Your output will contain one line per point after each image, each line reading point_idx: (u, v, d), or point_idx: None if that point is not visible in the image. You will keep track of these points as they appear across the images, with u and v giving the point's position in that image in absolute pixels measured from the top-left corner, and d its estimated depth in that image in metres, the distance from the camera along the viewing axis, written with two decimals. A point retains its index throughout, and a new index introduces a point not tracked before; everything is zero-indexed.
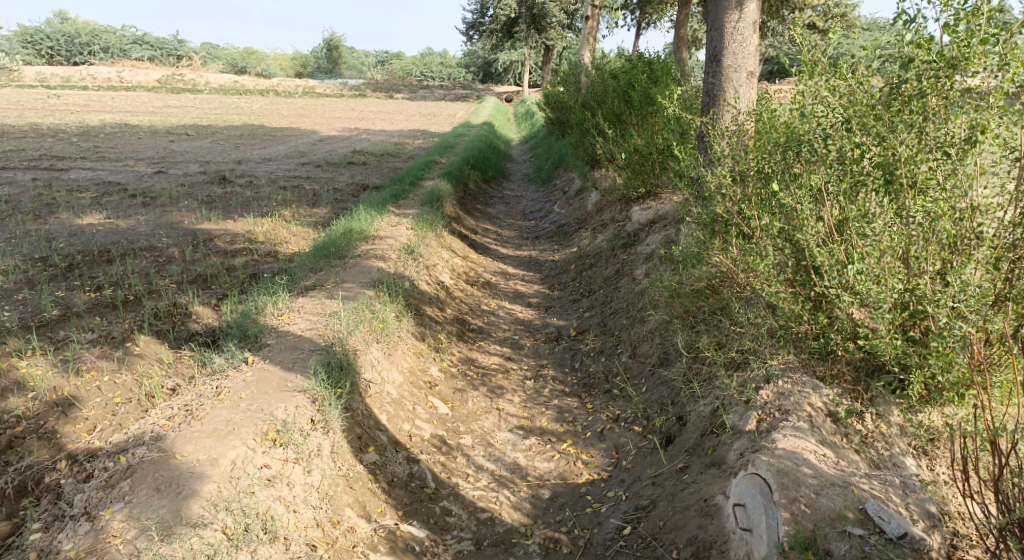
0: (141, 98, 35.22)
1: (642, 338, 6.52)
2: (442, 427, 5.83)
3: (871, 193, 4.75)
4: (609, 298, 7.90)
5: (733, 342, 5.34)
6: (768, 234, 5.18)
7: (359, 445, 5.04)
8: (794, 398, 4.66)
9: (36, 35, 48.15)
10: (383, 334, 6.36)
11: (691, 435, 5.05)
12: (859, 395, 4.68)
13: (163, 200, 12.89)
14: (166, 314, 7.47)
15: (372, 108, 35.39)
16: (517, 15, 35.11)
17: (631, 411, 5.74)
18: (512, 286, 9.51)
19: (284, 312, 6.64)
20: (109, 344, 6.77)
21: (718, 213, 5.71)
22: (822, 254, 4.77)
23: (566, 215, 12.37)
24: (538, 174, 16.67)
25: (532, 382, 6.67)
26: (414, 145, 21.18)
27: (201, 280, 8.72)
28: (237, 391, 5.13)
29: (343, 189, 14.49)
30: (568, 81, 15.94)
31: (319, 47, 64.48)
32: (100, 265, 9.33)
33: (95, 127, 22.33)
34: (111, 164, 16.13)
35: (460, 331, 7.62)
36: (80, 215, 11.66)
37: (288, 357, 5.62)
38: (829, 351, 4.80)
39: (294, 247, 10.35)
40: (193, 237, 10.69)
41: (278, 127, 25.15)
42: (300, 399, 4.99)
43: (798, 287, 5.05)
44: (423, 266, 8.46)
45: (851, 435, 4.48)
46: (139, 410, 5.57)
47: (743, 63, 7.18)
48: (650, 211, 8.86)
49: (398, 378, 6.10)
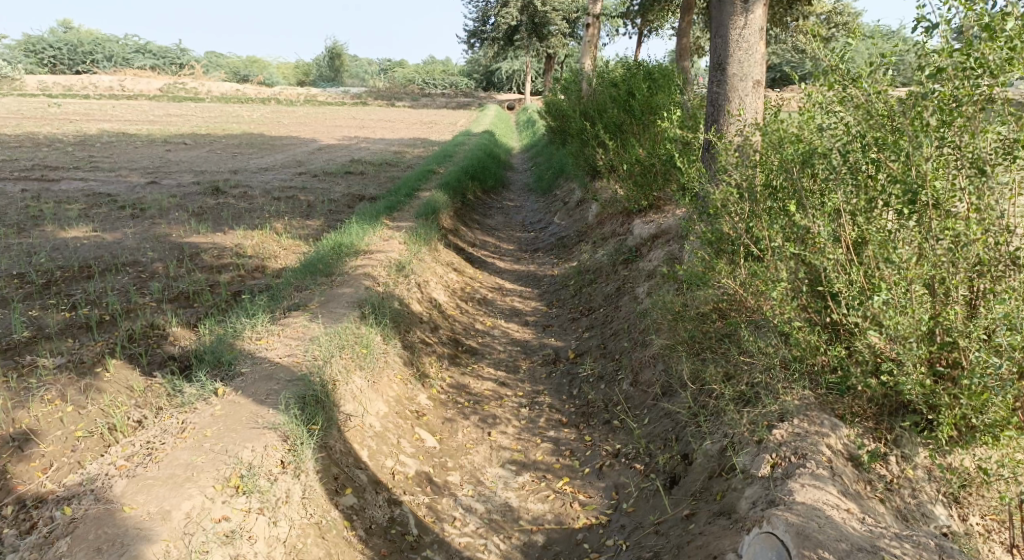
0: (142, 106, 34.97)
1: (644, 364, 6.10)
2: (428, 463, 5.41)
3: (891, 212, 4.36)
4: (610, 318, 7.49)
5: (743, 374, 4.90)
6: (778, 256, 4.77)
7: (334, 487, 4.62)
8: (811, 440, 4.22)
9: (39, 44, 48.04)
10: (367, 360, 5.95)
11: (697, 477, 4.62)
12: (882, 435, 4.25)
13: (152, 212, 12.51)
14: (142, 337, 7.07)
15: (374, 117, 35.11)
16: (518, 22, 34.81)
17: (632, 446, 5.32)
18: (508, 303, 9.11)
19: (263, 336, 6.24)
20: (78, 370, 6.36)
21: (725, 233, 5.32)
22: (841, 280, 4.34)
23: (566, 227, 11.95)
24: (538, 184, 16.28)
25: (527, 411, 6.24)
26: (413, 153, 20.82)
27: (183, 298, 8.32)
28: (202, 428, 4.75)
29: (338, 200, 14.11)
30: (569, 89, 15.56)
31: (322, 55, 64.55)
32: (80, 282, 8.93)
33: (93, 136, 22.00)
34: (103, 174, 15.80)
35: (453, 354, 7.21)
36: (65, 228, 11.28)
37: (262, 389, 5.21)
38: (849, 386, 4.35)
39: (283, 262, 9.96)
40: (180, 251, 10.30)
41: (277, 136, 24.82)
42: (269, 438, 4.61)
43: (813, 314, 4.63)
44: (414, 284, 8.06)
45: (875, 482, 4.07)
46: (101, 446, 5.17)
47: (749, 72, 6.78)
48: (653, 225, 8.45)
49: (382, 408, 5.68)
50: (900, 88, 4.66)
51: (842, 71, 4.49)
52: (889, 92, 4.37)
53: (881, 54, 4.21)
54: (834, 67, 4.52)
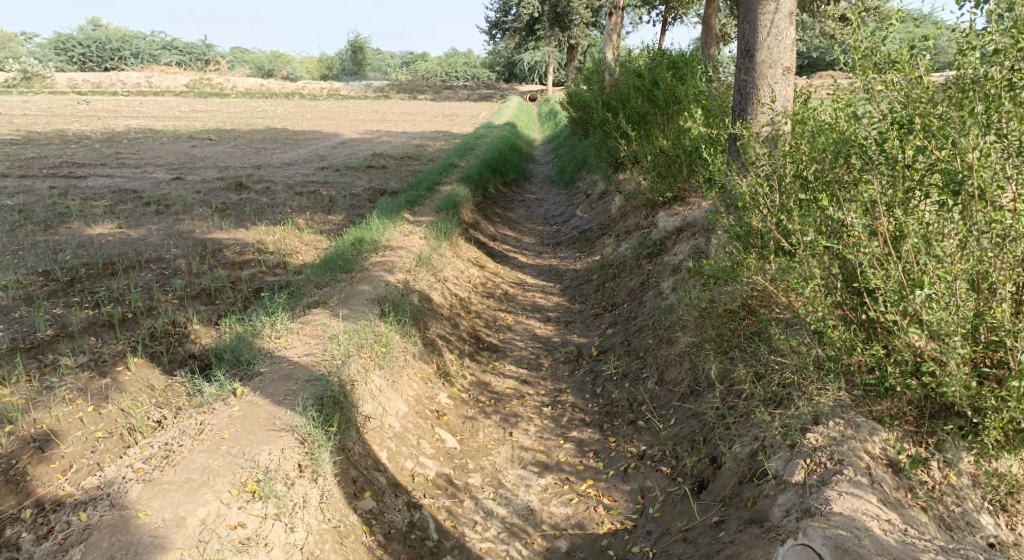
0: (168, 102, 35.31)
1: (670, 362, 5.95)
2: (449, 464, 5.31)
3: (932, 203, 4.19)
4: (634, 314, 7.34)
5: (774, 374, 4.73)
6: (811, 251, 4.60)
7: (353, 490, 4.55)
8: (848, 445, 4.05)
9: (68, 42, 48.67)
10: (386, 359, 5.87)
11: (727, 482, 4.47)
12: (922, 439, 4.07)
13: (177, 208, 12.54)
14: (163, 334, 7.04)
15: (395, 110, 35.08)
16: (540, 13, 34.53)
17: (658, 448, 5.17)
18: (530, 298, 8.98)
19: (282, 334, 6.19)
20: (99, 369, 6.33)
21: (753, 226, 5.18)
22: (879, 276, 4.17)
23: (589, 220, 11.78)
24: (560, 176, 16.10)
25: (549, 410, 6.12)
26: (434, 146, 20.72)
27: (205, 294, 8.29)
28: (219, 429, 4.70)
29: (360, 194, 14.05)
30: (592, 80, 15.36)
31: (344, 49, 64.82)
32: (104, 279, 8.94)
33: (120, 132, 22.20)
34: (129, 170, 15.89)
35: (474, 351, 7.10)
36: (91, 224, 11.34)
37: (281, 389, 5.15)
38: (887, 387, 4.17)
39: (305, 257, 9.91)
40: (202, 247, 10.29)
41: (300, 130, 24.86)
42: (287, 440, 4.56)
43: (848, 311, 4.48)
44: (435, 280, 7.96)
45: (916, 489, 3.89)
46: (120, 447, 5.12)
47: (779, 58, 6.58)
48: (678, 217, 8.27)
49: (401, 408, 5.59)
50: (940, 75, 4.52)
51: (877, 56, 4.35)
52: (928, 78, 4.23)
53: (922, 38, 4.06)
54: (870, 53, 4.38)
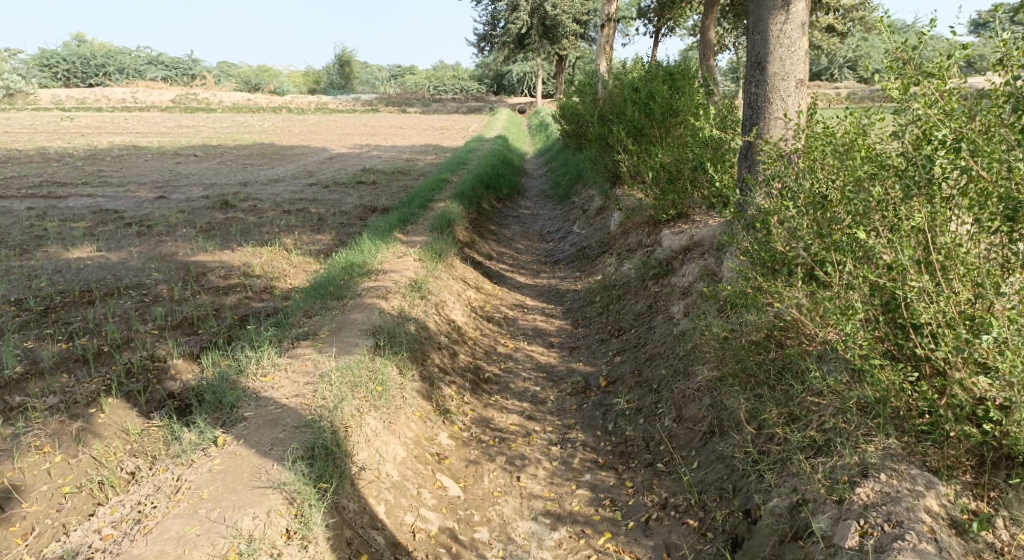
0: (153, 117, 34.65)
1: (688, 398, 5.53)
2: (452, 517, 4.87)
3: (984, 231, 3.96)
4: (643, 340, 6.91)
5: (812, 418, 4.40)
6: (851, 282, 4.29)
7: (348, 555, 4.14)
8: (905, 504, 3.75)
9: (52, 58, 48.03)
10: (382, 399, 5.42)
11: (766, 541, 4.18)
12: (983, 492, 3.81)
13: (160, 229, 12.02)
14: (141, 370, 6.54)
15: (384, 124, 34.65)
16: (529, 26, 34.33)
17: (683, 497, 4.79)
18: (530, 321, 8.54)
19: (269, 371, 5.72)
20: (70, 410, 5.81)
21: (778, 251, 4.83)
22: (931, 313, 3.90)
23: (587, 236, 11.33)
24: (555, 191, 15.66)
25: (558, 450, 5.68)
26: (424, 161, 20.24)
27: (187, 323, 7.79)
28: (198, 487, 4.34)
29: (350, 212, 13.60)
30: (584, 92, 14.95)
31: (332, 63, 64.62)
32: (80, 307, 8.42)
33: (103, 150, 21.61)
34: (111, 190, 15.34)
35: (475, 382, 6.65)
36: (69, 248, 10.81)
37: (267, 438, 4.73)
38: (940, 434, 3.92)
39: (294, 281, 9.45)
40: (186, 271, 9.80)
41: (287, 145, 24.36)
42: (272, 500, 4.18)
43: (891, 347, 4.19)
44: (432, 306, 7.51)
45: (985, 555, 3.58)
46: (89, 504, 4.67)
47: (792, 70, 6.20)
48: (683, 235, 7.82)
49: (399, 453, 5.14)
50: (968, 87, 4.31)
51: (910, 65, 4.11)
52: (962, 91, 4.04)
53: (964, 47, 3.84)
54: (904, 62, 4.14)
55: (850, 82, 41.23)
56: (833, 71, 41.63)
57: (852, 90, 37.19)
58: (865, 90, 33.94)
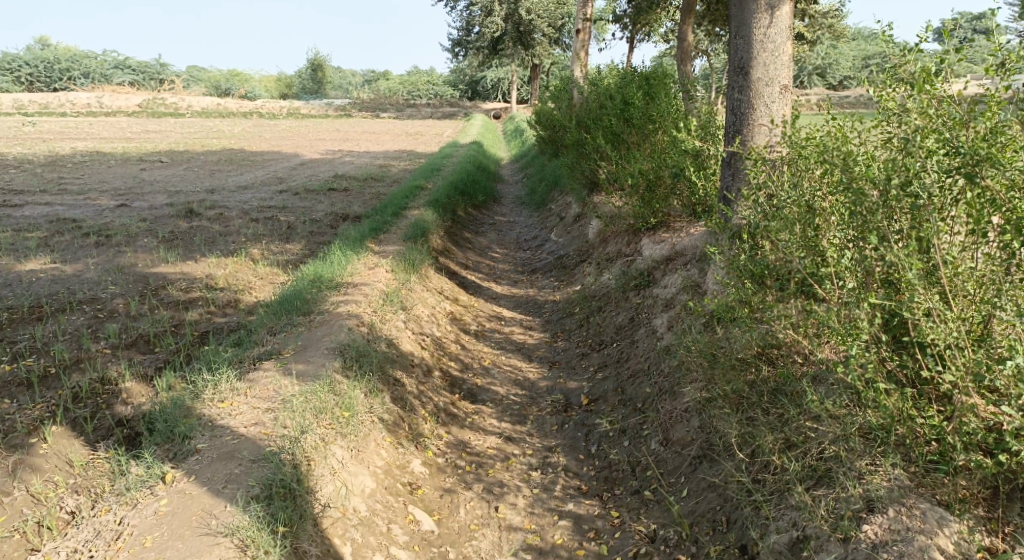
0: (119, 123, 33.75)
1: (676, 419, 5.21)
2: (425, 555, 4.51)
3: (992, 244, 3.68)
4: (626, 355, 6.59)
5: (810, 445, 4.11)
6: (850, 300, 3.97)
7: None
8: (917, 544, 3.47)
9: (14, 62, 46.67)
10: (349, 426, 5.04)
11: None
12: (997, 527, 3.54)
13: (119, 238, 11.48)
14: (90, 394, 6.07)
15: (356, 129, 34.10)
16: (503, 31, 34.07)
17: (674, 530, 4.48)
18: (507, 334, 8.19)
19: (227, 397, 5.30)
20: (8, 440, 5.35)
21: (770, 265, 4.50)
22: (940, 334, 3.59)
23: (564, 244, 11.01)
24: (530, 198, 15.33)
25: (539, 476, 5.33)
26: (398, 167, 19.81)
27: (143, 341, 7.32)
28: (141, 533, 4.02)
29: (320, 220, 13.15)
30: (560, 98, 14.67)
31: (304, 68, 63.97)
32: (28, 325, 7.90)
33: (66, 156, 20.88)
34: (70, 197, 14.72)
35: (449, 403, 6.28)
36: (22, 260, 10.24)
37: (221, 474, 4.39)
38: (950, 462, 3.64)
39: (259, 295, 9.01)
40: (145, 283, 9.30)
41: (258, 151, 23.81)
42: (222, 549, 3.85)
43: (894, 368, 3.88)
44: (404, 321, 7.12)
45: None
46: (21, 550, 4.24)
47: (776, 75, 5.93)
48: (665, 245, 7.51)
49: (368, 484, 4.76)
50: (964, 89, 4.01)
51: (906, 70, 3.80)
52: (961, 95, 3.74)
53: (955, 48, 3.60)
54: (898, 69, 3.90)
55: (820, 88, 41.59)
56: (804, 78, 41.98)
57: (822, 97, 37.48)
58: (837, 96, 34.11)
